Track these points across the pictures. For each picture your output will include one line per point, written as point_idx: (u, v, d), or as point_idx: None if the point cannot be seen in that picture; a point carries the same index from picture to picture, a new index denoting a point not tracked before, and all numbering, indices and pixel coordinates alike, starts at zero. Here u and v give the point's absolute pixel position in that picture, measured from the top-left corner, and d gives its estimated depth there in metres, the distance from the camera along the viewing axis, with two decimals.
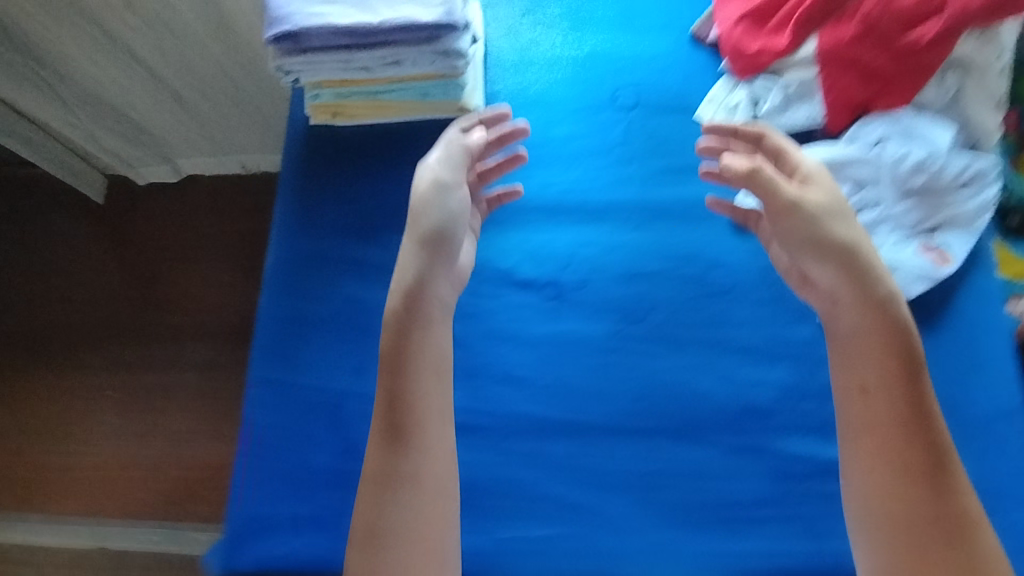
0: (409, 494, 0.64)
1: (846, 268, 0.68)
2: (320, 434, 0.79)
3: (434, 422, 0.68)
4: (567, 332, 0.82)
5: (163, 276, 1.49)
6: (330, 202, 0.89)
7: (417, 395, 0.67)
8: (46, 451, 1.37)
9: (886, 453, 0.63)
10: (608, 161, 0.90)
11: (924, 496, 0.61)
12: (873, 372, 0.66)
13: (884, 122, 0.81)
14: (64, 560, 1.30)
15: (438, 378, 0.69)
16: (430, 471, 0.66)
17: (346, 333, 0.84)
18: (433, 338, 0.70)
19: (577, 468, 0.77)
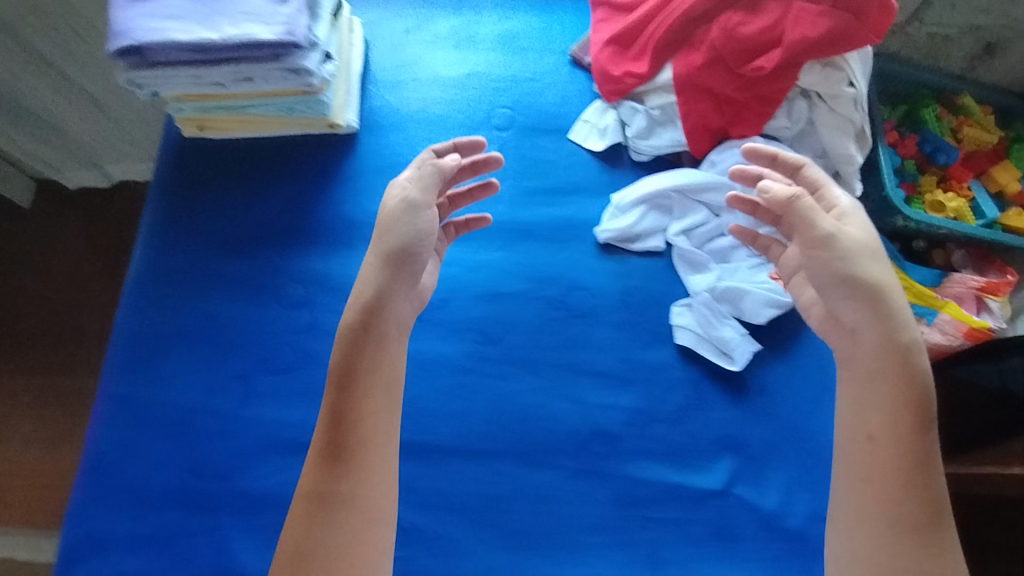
0: (351, 515, 0.60)
1: (872, 308, 0.62)
2: (166, 452, 0.78)
3: (375, 439, 0.62)
4: (424, 352, 0.82)
5: (88, 279, 1.39)
6: (203, 213, 0.88)
7: (362, 412, 0.62)
8: None
9: (878, 502, 0.58)
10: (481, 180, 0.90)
11: (911, 552, 0.56)
12: (883, 421, 0.60)
13: (738, 149, 0.82)
14: None
15: (388, 393, 0.64)
16: (372, 491, 0.61)
17: (201, 348, 0.82)
18: (382, 358, 0.64)
19: (421, 490, 0.77)
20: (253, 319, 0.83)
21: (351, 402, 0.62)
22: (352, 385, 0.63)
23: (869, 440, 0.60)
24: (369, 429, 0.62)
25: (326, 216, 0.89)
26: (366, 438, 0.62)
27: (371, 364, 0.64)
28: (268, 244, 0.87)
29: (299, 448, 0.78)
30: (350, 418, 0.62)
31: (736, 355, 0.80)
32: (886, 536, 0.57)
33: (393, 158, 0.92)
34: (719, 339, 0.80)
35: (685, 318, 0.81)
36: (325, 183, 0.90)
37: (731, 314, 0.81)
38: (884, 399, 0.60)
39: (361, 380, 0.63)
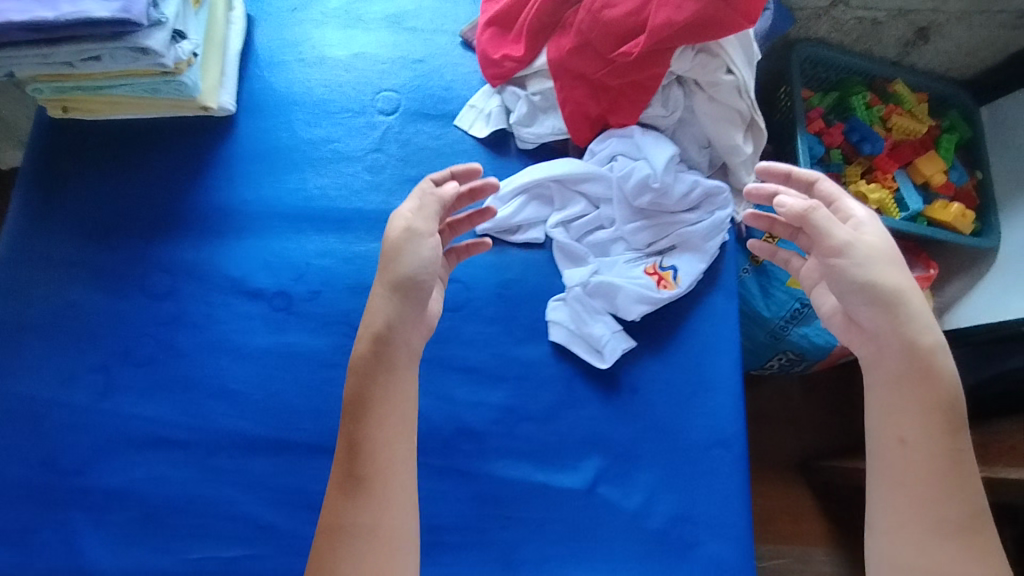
0: (359, 544, 0.56)
1: (893, 313, 0.59)
2: (21, 444, 0.77)
3: (392, 466, 0.59)
4: (290, 345, 0.80)
5: None
6: (73, 199, 0.86)
7: (383, 437, 0.59)
8: None
9: (915, 504, 0.55)
10: (362, 166, 0.87)
11: (956, 557, 0.53)
12: (914, 423, 0.56)
13: (616, 138, 0.79)
14: None
15: (400, 418, 0.60)
16: (386, 519, 0.57)
17: (61, 339, 0.81)
18: (406, 382, 0.61)
19: (277, 487, 0.75)
20: (117, 310, 0.81)
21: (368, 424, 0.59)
22: (393, 408, 0.60)
23: (902, 449, 0.56)
24: (365, 456, 0.58)
25: (197, 202, 0.86)
26: (371, 466, 0.58)
27: (378, 388, 0.60)
28: (136, 232, 0.85)
29: (155, 443, 0.76)
30: (374, 440, 0.59)
31: (606, 352, 0.77)
32: (928, 541, 0.53)
33: (272, 143, 0.88)
34: (590, 336, 0.78)
35: (558, 313, 0.79)
36: (198, 168, 0.87)
37: (605, 310, 0.79)
38: (925, 415, 0.56)
39: (374, 400, 0.60)
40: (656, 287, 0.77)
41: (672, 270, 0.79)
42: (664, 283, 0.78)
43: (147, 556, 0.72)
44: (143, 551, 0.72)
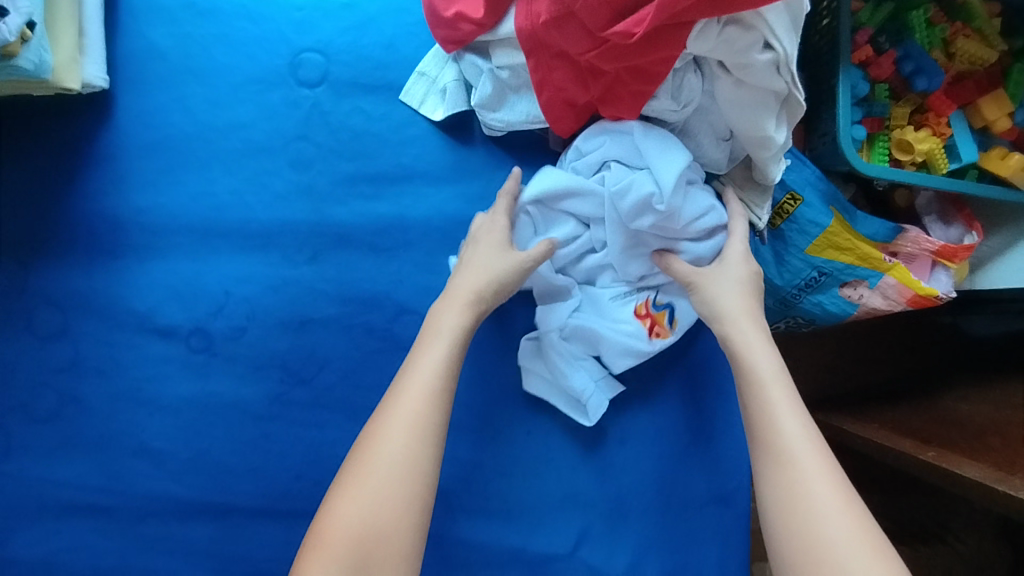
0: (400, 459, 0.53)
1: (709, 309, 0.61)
2: None
3: (432, 429, 0.55)
4: (216, 394, 0.67)
5: None
6: None
7: (423, 419, 0.54)
8: None
9: (769, 451, 0.53)
10: (283, 160, 0.68)
11: (805, 486, 0.50)
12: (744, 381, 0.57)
13: (609, 135, 0.61)
14: None
15: (442, 400, 0.56)
16: (416, 508, 0.52)
17: None
18: (451, 367, 0.58)
19: (218, 555, 0.66)
20: (3, 353, 0.68)
21: (398, 401, 0.55)
22: (442, 396, 0.56)
23: (782, 460, 0.52)
24: (398, 438, 0.53)
25: (78, 213, 0.68)
26: (406, 448, 0.53)
27: (417, 370, 0.57)
28: (9, 253, 0.68)
29: (74, 509, 0.67)
30: (405, 422, 0.54)
31: (588, 409, 0.65)
32: (782, 477, 0.51)
33: (165, 130, 0.69)
34: (569, 390, 0.65)
35: (529, 361, 0.66)
36: (74, 167, 0.68)
37: (587, 354, 0.66)
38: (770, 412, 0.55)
39: (411, 379, 0.56)
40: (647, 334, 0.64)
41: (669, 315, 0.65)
42: (658, 331, 0.64)
43: None
44: None
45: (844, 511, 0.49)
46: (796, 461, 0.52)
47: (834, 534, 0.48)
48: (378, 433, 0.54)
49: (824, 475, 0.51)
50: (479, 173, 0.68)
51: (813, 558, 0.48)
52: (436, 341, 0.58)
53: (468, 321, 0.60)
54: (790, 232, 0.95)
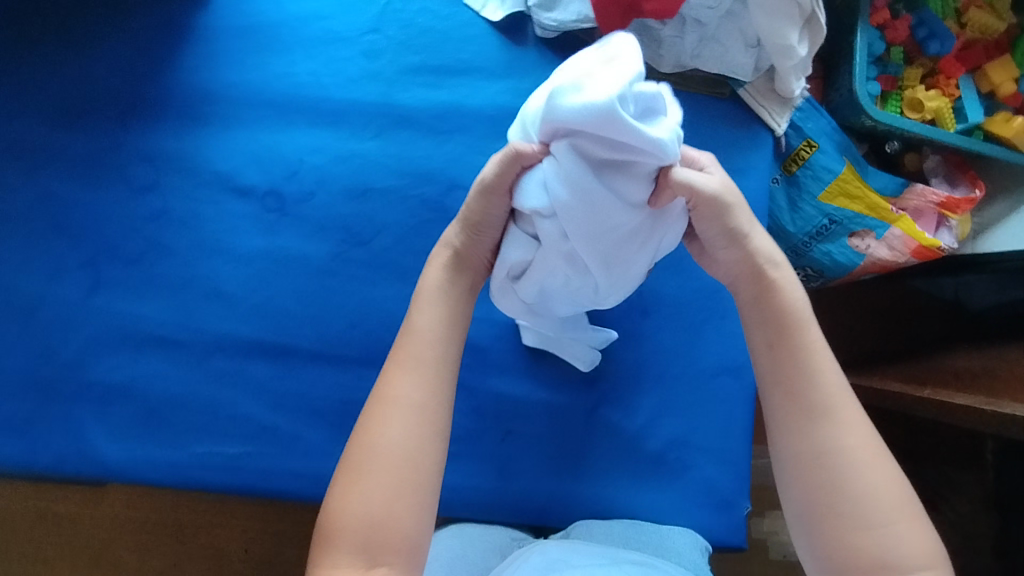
0: (401, 447, 0.55)
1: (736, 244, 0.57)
2: (13, 338, 0.74)
3: (432, 403, 0.57)
4: (284, 249, 0.76)
5: None
6: (35, 71, 0.77)
7: (418, 400, 0.56)
8: None
9: (795, 402, 0.56)
10: (357, 50, 0.77)
11: (826, 439, 0.54)
12: (773, 327, 0.58)
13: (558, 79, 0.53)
14: None
15: (430, 373, 0.58)
16: (416, 483, 0.54)
17: (42, 232, 0.75)
18: (444, 342, 0.59)
19: (278, 390, 0.74)
20: (100, 203, 0.76)
21: (388, 387, 0.57)
22: (427, 369, 0.58)
23: (813, 414, 0.55)
24: (397, 427, 0.55)
25: (174, 84, 0.77)
26: (404, 434, 0.55)
27: (410, 341, 0.59)
28: (110, 112, 0.76)
29: (152, 342, 0.75)
30: (403, 407, 0.56)
31: (584, 358, 0.74)
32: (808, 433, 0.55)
33: (255, 17, 0.78)
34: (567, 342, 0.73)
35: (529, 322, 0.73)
36: (174, 42, 0.77)
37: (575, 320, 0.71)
38: (817, 366, 0.56)
39: (396, 364, 0.58)
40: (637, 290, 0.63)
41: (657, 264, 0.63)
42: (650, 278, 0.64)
43: (154, 449, 0.74)
44: (153, 445, 0.74)
45: (877, 465, 0.53)
46: (837, 416, 0.55)
47: (870, 486, 0.53)
48: (379, 417, 0.56)
49: (861, 428, 0.54)
50: (532, 70, 0.77)
51: (847, 507, 0.52)
52: (425, 307, 0.60)
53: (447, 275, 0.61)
54: (805, 178, 0.97)
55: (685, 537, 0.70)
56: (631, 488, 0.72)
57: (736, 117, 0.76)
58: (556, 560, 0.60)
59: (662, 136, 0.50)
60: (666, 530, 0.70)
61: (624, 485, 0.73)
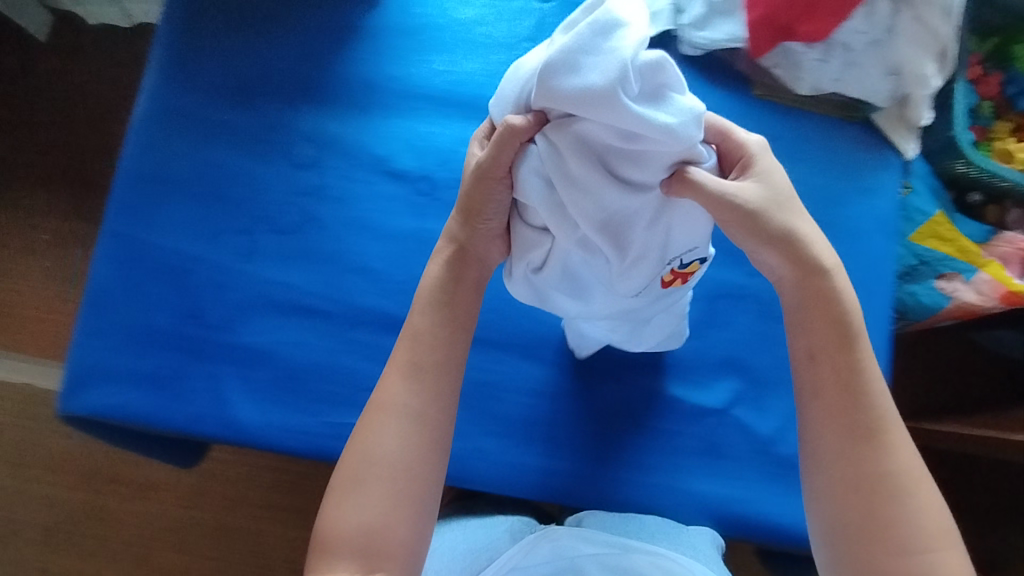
0: (389, 470, 0.57)
1: (787, 256, 0.58)
2: (168, 295, 0.78)
3: (424, 417, 0.59)
4: (431, 231, 0.79)
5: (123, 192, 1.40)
6: (211, 52, 0.82)
7: (416, 406, 0.59)
8: (31, 437, 1.29)
9: (842, 416, 0.56)
10: (513, 54, 0.83)
11: (864, 455, 0.55)
12: (825, 339, 0.58)
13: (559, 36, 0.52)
14: (28, 483, 1.28)
15: (413, 381, 0.60)
16: (420, 490, 0.57)
17: (206, 198, 0.80)
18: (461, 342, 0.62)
19: None
20: (261, 177, 0.80)
21: (381, 394, 0.60)
22: (420, 375, 0.60)
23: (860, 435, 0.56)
24: (394, 439, 0.57)
25: (340, 73, 0.82)
26: (399, 444, 0.57)
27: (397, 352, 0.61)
28: (280, 94, 0.82)
29: (297, 309, 0.78)
30: (405, 416, 0.58)
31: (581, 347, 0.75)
32: (845, 450, 0.56)
33: (421, 19, 0.84)
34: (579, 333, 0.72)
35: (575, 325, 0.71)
36: (343, 36, 0.83)
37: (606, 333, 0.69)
38: (866, 383, 0.57)
39: (395, 370, 0.60)
40: (664, 289, 0.59)
41: (688, 264, 0.58)
42: (679, 281, 0.59)
43: (290, 417, 0.75)
44: (289, 414, 0.75)
45: (921, 488, 0.55)
46: (886, 435, 0.56)
47: (912, 507, 0.54)
48: (368, 432, 0.58)
49: (907, 452, 0.56)
50: None
51: (890, 531, 0.53)
52: (419, 309, 0.63)
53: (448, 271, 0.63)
54: None
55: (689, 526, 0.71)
56: (764, 492, 0.72)
57: (869, 140, 0.80)
58: (566, 547, 0.67)
59: (671, 122, 0.49)
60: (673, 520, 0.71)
61: (756, 488, 0.73)
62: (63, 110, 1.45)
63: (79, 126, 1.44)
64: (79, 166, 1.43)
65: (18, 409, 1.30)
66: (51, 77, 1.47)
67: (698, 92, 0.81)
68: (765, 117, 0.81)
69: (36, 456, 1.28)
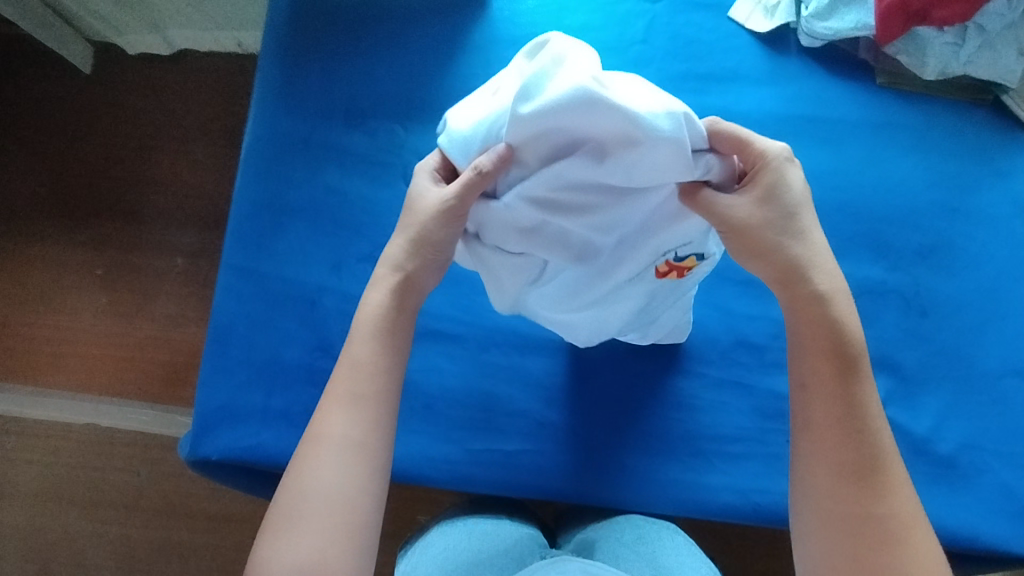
0: (328, 503, 0.53)
1: (783, 282, 0.54)
2: (295, 329, 0.76)
3: (369, 445, 0.55)
4: None
5: (180, 223, 1.36)
6: (318, 75, 0.81)
7: (356, 438, 0.55)
8: (114, 481, 1.27)
9: (828, 451, 0.52)
10: (626, 58, 0.81)
11: (854, 493, 0.51)
12: (823, 364, 0.54)
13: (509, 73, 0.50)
14: (113, 530, 1.27)
15: (371, 416, 0.56)
16: (354, 531, 0.53)
17: (325, 226, 0.78)
18: (380, 369, 0.57)
19: (557, 388, 0.75)
20: (380, 199, 0.78)
21: (324, 428, 0.55)
22: (365, 405, 0.56)
23: (863, 472, 0.51)
24: (333, 471, 0.53)
25: (450, 89, 0.81)
26: (340, 477, 0.53)
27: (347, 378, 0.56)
28: (392, 115, 0.80)
29: (429, 336, 0.77)
30: (333, 450, 0.54)
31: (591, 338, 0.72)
32: (835, 485, 0.52)
33: (528, 29, 0.82)
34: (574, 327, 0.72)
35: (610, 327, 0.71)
36: (452, 51, 0.82)
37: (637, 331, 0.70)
38: (865, 415, 0.52)
39: (334, 400, 0.56)
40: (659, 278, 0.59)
41: (685, 258, 0.57)
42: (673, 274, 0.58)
43: (432, 445, 0.74)
44: (433, 441, 0.74)
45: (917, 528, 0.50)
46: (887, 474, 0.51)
47: (883, 542, 0.49)
48: (309, 464, 0.54)
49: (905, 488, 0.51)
50: (796, 79, 0.80)
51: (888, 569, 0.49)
52: (361, 337, 0.58)
53: (386, 300, 0.58)
54: None
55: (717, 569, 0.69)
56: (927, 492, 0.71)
57: (995, 125, 0.79)
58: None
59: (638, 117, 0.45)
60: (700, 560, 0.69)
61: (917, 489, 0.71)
62: (111, 143, 1.40)
63: (128, 159, 1.39)
64: (128, 200, 1.38)
65: (95, 455, 1.28)
66: (90, 109, 1.41)
67: (817, 86, 0.80)
68: (889, 107, 0.80)
69: (118, 502, 1.27)
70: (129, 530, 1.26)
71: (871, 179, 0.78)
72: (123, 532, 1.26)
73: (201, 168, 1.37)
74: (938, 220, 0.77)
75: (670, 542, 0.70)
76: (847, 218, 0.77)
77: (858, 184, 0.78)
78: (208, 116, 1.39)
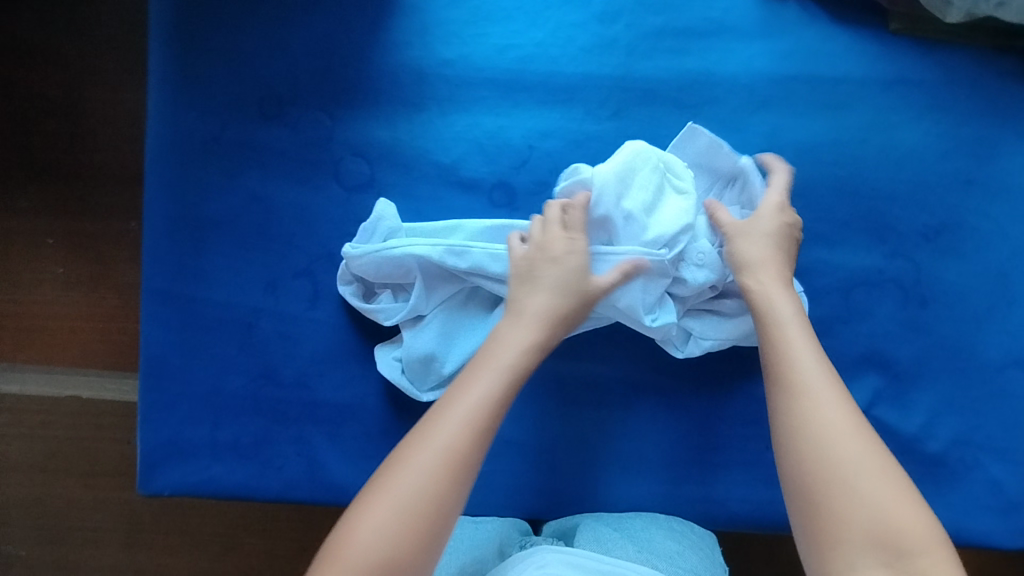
0: (410, 514, 0.49)
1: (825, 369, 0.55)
2: (232, 357, 0.69)
3: (466, 466, 0.52)
4: None
5: (90, 178, 1.10)
6: (223, 55, 0.68)
7: (457, 456, 0.51)
8: (63, 498, 1.08)
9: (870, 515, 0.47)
10: (587, 15, 0.68)
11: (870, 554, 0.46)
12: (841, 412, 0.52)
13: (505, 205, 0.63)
14: (66, 549, 1.09)
15: (477, 439, 0.53)
16: (426, 539, 0.49)
17: (252, 238, 0.69)
18: (491, 411, 0.54)
19: (520, 406, 0.70)
20: (310, 205, 0.68)
21: (434, 435, 0.52)
22: (476, 433, 0.53)
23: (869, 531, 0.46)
24: (426, 479, 0.50)
25: (384, 62, 0.68)
26: (428, 483, 0.50)
27: (462, 400, 0.54)
28: (317, 100, 0.68)
29: None
30: (428, 461, 0.51)
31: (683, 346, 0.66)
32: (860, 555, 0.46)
33: None
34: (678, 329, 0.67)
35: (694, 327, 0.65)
36: (380, 16, 0.69)
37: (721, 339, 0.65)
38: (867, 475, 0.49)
39: (453, 408, 0.54)
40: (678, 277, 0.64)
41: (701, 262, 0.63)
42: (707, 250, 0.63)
43: None
44: None
45: None
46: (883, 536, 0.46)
47: None
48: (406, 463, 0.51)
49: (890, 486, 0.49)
50: (790, 30, 0.68)
51: None
52: (482, 376, 0.56)
53: (518, 361, 0.56)
54: None
55: (701, 555, 0.65)
56: None
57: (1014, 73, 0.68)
58: None
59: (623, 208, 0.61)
60: (684, 545, 0.65)
61: None
62: None
63: (9, 106, 1.11)
64: (17, 158, 1.10)
65: (35, 468, 1.08)
66: None
67: (815, 38, 0.68)
68: (899, 60, 0.68)
69: (73, 520, 1.09)
70: (84, 546, 1.09)
71: (875, 149, 0.67)
72: (78, 551, 1.09)
73: (108, 114, 1.10)
74: (949, 195, 0.68)
75: (655, 524, 0.67)
76: (844, 199, 0.67)
77: (862, 157, 0.67)
78: (104, 48, 1.10)
